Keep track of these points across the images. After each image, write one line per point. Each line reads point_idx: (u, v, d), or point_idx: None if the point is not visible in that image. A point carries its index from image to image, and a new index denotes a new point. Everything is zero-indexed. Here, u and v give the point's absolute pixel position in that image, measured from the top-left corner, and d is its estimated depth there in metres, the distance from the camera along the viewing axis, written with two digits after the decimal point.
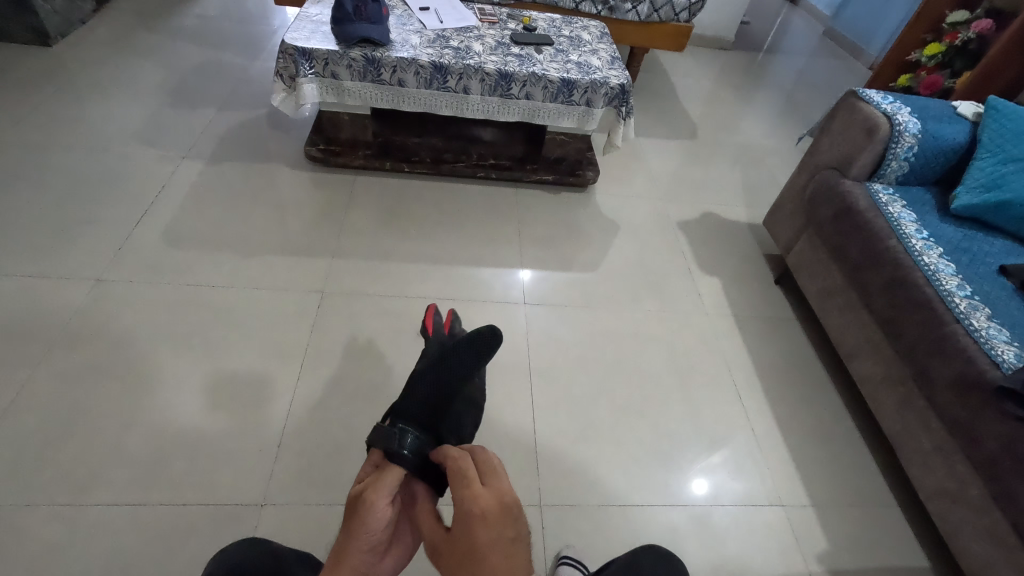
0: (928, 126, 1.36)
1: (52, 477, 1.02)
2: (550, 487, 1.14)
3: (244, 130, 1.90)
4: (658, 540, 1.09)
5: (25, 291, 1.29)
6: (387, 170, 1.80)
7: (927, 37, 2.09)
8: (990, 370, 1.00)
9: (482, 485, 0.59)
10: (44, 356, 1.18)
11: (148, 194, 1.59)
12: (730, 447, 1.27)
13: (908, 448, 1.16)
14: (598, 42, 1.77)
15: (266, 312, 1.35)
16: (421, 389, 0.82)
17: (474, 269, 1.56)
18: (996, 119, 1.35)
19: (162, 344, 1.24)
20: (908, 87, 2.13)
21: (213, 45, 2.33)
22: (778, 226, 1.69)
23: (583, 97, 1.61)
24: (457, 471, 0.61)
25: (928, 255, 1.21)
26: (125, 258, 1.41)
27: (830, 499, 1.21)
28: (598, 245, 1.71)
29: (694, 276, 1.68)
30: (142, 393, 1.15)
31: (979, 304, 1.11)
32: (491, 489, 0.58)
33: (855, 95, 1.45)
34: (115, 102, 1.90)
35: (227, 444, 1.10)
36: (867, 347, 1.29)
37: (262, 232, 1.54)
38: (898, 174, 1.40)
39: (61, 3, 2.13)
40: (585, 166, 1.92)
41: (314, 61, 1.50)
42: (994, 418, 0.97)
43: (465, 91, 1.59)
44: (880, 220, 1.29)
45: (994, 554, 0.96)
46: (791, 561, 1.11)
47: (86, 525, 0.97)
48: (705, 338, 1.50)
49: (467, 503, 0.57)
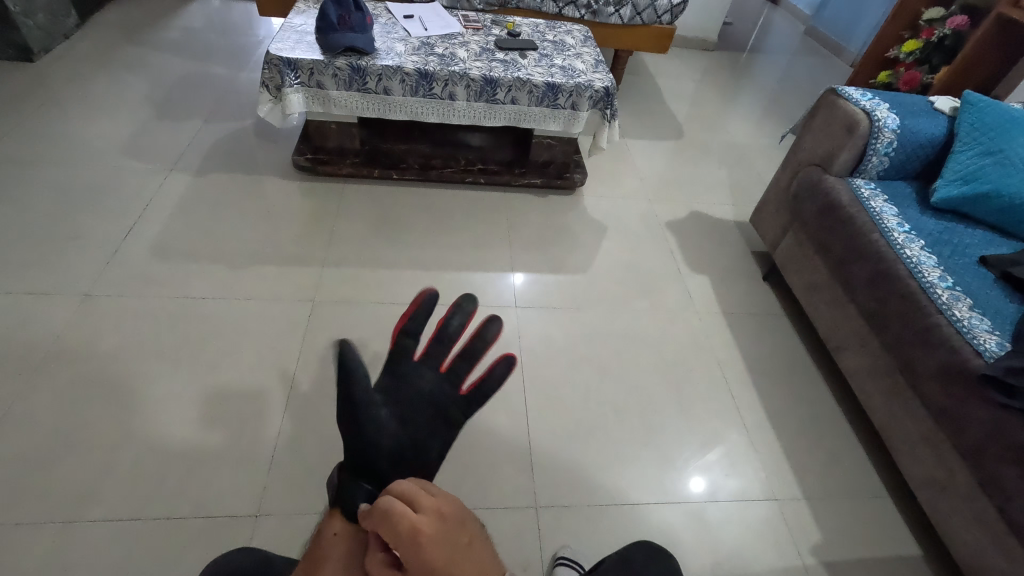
0: (906, 121, 1.39)
1: (42, 494, 1.01)
2: (546, 489, 1.14)
3: (232, 140, 1.90)
4: (654, 539, 1.10)
5: (14, 308, 1.28)
6: (376, 177, 1.80)
7: (905, 34, 2.12)
8: (973, 359, 1.02)
9: (416, 513, 0.55)
10: (32, 373, 1.17)
11: (136, 207, 1.59)
12: (725, 444, 1.28)
13: (896, 438, 1.18)
14: (582, 46, 1.79)
15: (257, 324, 1.34)
16: (359, 404, 0.75)
17: (465, 274, 1.56)
18: (971, 112, 1.38)
19: (151, 358, 1.24)
20: (888, 83, 2.17)
21: (198, 56, 2.33)
22: (764, 224, 1.71)
23: (569, 100, 1.62)
24: (382, 508, 0.55)
25: (910, 247, 1.23)
26: (114, 272, 1.40)
27: (823, 492, 1.22)
28: (589, 247, 1.73)
29: (683, 275, 1.69)
30: (134, 407, 1.15)
31: (961, 295, 1.13)
32: (427, 511, 0.56)
33: (835, 93, 1.47)
34: (101, 117, 1.90)
35: (221, 456, 1.10)
36: (853, 339, 1.30)
37: (252, 243, 1.54)
38: (879, 169, 1.42)
39: (44, 18, 2.13)
40: (573, 169, 1.93)
41: (300, 71, 1.50)
42: (978, 406, 0.98)
43: (451, 98, 1.60)
44: (862, 214, 1.32)
45: (983, 539, 0.98)
46: (786, 555, 1.12)
47: (81, 543, 0.96)
48: (695, 336, 1.51)
49: (409, 533, 0.53)
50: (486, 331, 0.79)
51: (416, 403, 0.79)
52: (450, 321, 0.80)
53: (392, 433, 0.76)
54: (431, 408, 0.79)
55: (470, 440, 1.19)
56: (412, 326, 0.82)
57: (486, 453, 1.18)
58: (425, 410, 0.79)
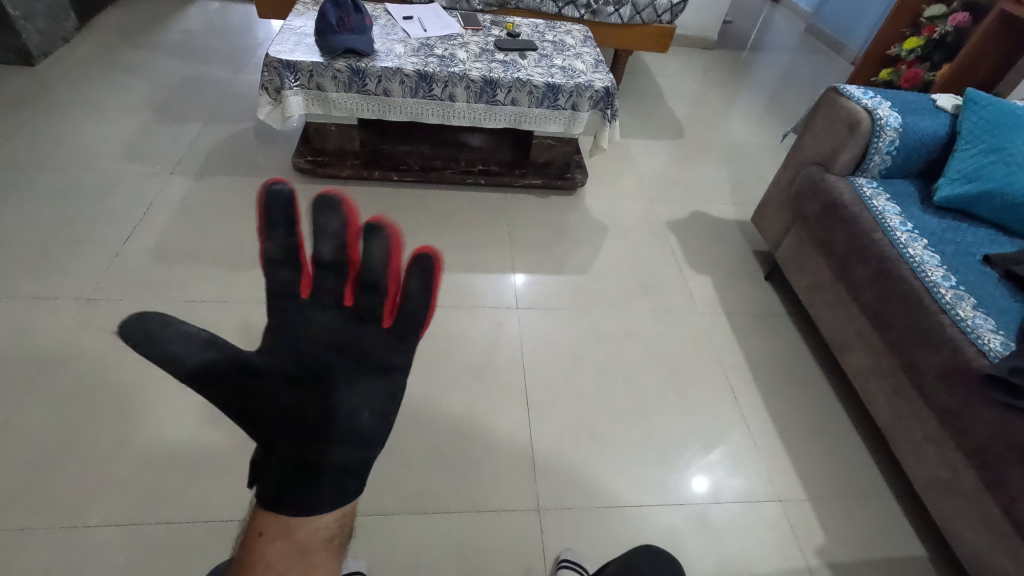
0: (909, 120, 1.38)
1: (45, 499, 1.01)
2: (548, 491, 1.14)
3: (232, 143, 1.90)
4: (657, 541, 1.09)
5: (15, 313, 1.28)
6: (377, 179, 1.80)
7: (906, 31, 2.11)
8: (977, 359, 1.01)
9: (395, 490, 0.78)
10: (33, 378, 1.17)
11: (137, 210, 1.59)
12: (727, 444, 1.27)
13: (900, 439, 1.17)
14: (582, 46, 1.79)
15: (258, 327, 1.34)
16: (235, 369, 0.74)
17: (465, 276, 1.56)
18: (974, 110, 1.37)
19: (152, 362, 1.23)
20: (890, 81, 2.16)
21: (198, 59, 2.33)
22: (765, 223, 1.71)
23: (569, 101, 1.62)
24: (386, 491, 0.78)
25: (913, 246, 1.22)
26: (115, 276, 1.40)
27: (826, 493, 1.22)
28: (590, 247, 1.72)
29: (685, 275, 1.69)
30: (135, 411, 1.15)
31: (964, 294, 1.13)
32: None
33: (836, 92, 1.47)
34: (101, 120, 1.90)
35: (223, 459, 1.10)
36: (857, 339, 1.30)
37: (252, 246, 1.54)
38: (881, 167, 1.42)
39: (43, 22, 2.13)
40: (574, 169, 1.93)
41: (299, 73, 1.50)
42: (983, 407, 0.98)
43: (451, 99, 1.59)
44: (864, 213, 1.31)
45: (989, 540, 0.97)
46: (790, 556, 1.11)
47: (83, 548, 0.96)
48: (697, 337, 1.51)
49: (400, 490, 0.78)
50: (374, 247, 0.77)
51: (321, 358, 0.78)
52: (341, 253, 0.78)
53: (287, 397, 0.75)
54: (347, 356, 0.78)
55: (472, 442, 1.19)
56: (285, 257, 0.76)
57: (489, 455, 1.17)
58: (330, 371, 0.77)
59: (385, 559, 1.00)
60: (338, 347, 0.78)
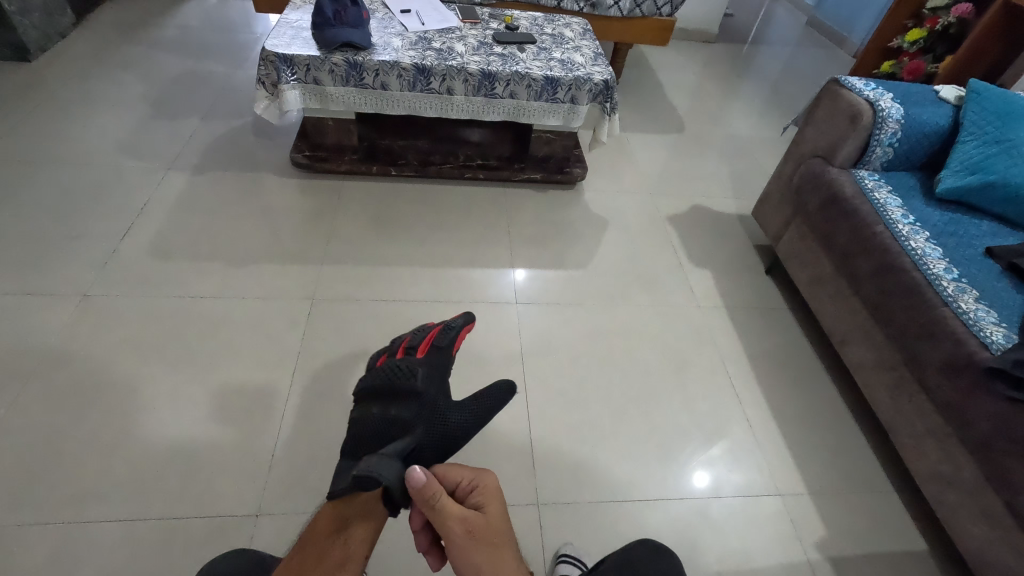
0: (911, 111, 1.37)
1: (43, 494, 1.01)
2: (547, 486, 1.14)
3: (230, 138, 1.89)
4: (658, 537, 1.09)
5: (13, 309, 1.27)
6: (375, 174, 1.79)
7: (909, 23, 2.09)
8: (980, 352, 1.01)
9: (361, 512, 0.73)
10: (31, 373, 1.17)
11: (135, 205, 1.59)
12: (727, 439, 1.27)
13: (901, 433, 1.16)
14: (581, 39, 1.77)
15: (256, 322, 1.34)
16: (393, 379, 0.92)
17: (465, 271, 1.55)
18: (977, 101, 1.36)
19: (150, 358, 1.23)
20: (892, 73, 2.14)
21: (196, 54, 2.32)
22: (766, 217, 1.70)
23: (568, 94, 1.61)
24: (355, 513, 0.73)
25: (915, 239, 1.21)
26: (112, 271, 1.40)
27: (826, 487, 1.21)
28: (590, 242, 1.71)
29: (685, 269, 1.68)
30: (132, 407, 1.14)
31: (967, 287, 1.12)
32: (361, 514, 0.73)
33: (838, 83, 1.45)
34: (98, 116, 1.89)
35: (221, 455, 1.10)
36: (858, 333, 1.29)
37: (250, 241, 1.53)
38: (883, 160, 1.41)
39: (40, 17, 2.12)
40: (574, 163, 1.92)
41: (295, 67, 1.49)
42: (985, 400, 0.97)
43: (449, 92, 1.58)
44: (866, 206, 1.30)
45: (990, 534, 0.97)
46: (790, 550, 1.11)
47: (81, 543, 0.96)
48: (697, 331, 1.50)
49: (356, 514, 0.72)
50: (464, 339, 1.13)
51: (458, 409, 0.92)
52: (455, 329, 1.06)
53: (452, 421, 0.90)
54: (476, 412, 0.93)
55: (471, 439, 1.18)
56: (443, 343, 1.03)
57: (488, 452, 1.17)
58: (465, 424, 0.91)
59: (384, 555, 1.00)
60: (473, 405, 0.94)
